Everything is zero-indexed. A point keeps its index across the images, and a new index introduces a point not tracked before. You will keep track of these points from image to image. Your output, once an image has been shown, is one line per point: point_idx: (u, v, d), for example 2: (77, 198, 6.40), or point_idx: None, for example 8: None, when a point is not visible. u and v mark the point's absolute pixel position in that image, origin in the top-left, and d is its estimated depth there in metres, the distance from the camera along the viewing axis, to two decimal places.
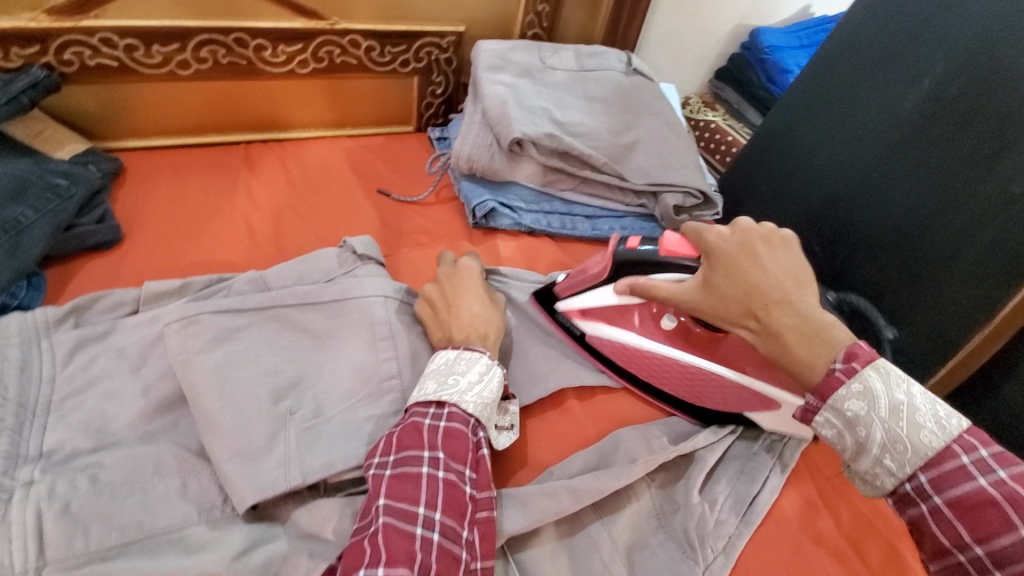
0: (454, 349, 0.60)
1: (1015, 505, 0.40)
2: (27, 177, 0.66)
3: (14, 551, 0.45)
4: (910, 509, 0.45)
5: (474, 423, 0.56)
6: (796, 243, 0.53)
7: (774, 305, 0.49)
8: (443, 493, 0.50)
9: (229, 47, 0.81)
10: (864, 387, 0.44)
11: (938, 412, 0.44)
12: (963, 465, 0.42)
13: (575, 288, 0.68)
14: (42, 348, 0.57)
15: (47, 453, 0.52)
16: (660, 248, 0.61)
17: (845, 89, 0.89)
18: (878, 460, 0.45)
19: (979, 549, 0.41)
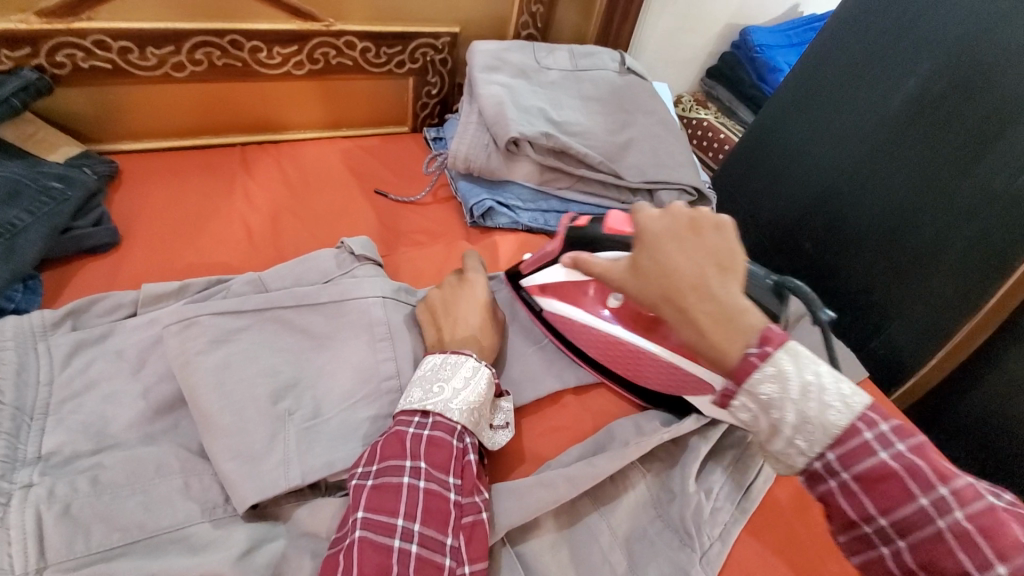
0: (440, 353, 0.58)
1: (913, 475, 0.39)
2: (21, 181, 0.66)
3: (14, 553, 0.44)
4: (818, 485, 0.41)
5: (461, 430, 0.55)
6: (731, 226, 0.48)
7: (693, 284, 0.45)
8: (422, 504, 0.49)
9: (224, 50, 0.80)
10: (777, 370, 0.40)
11: (846, 391, 0.40)
12: (866, 442, 0.39)
13: (537, 263, 0.70)
14: (39, 351, 0.56)
15: (46, 455, 0.51)
16: (606, 228, 0.64)
17: (837, 88, 0.91)
18: (791, 441, 0.40)
19: (883, 520, 0.40)
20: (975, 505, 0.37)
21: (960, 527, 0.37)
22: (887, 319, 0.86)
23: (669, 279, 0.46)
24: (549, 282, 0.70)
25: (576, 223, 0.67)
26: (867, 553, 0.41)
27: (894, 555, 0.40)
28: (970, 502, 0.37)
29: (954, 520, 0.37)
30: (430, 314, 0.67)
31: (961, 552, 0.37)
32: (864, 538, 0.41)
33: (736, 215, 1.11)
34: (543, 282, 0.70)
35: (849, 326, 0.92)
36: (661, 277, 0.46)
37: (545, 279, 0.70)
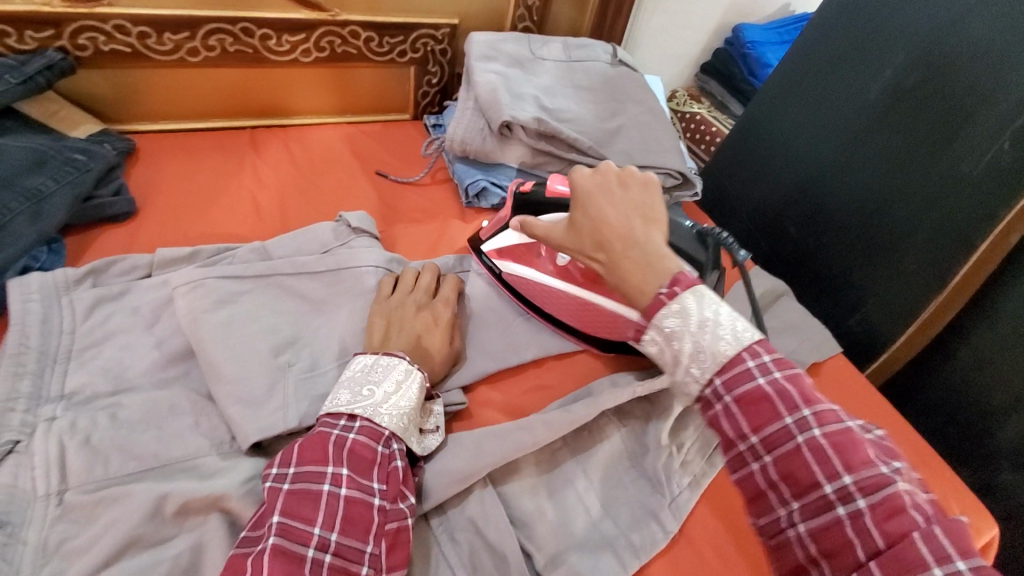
0: (372, 354, 0.58)
1: (783, 399, 0.43)
2: (46, 153, 0.70)
3: (39, 475, 0.49)
4: (709, 409, 0.46)
5: (388, 436, 0.54)
6: (654, 185, 0.57)
7: (616, 236, 0.53)
8: (343, 512, 0.48)
9: (236, 36, 0.85)
10: (681, 307, 0.46)
11: (738, 324, 0.46)
12: (748, 368, 0.44)
13: (493, 231, 0.77)
14: (62, 304, 0.61)
15: (69, 394, 0.56)
16: (548, 190, 0.70)
17: (818, 80, 0.95)
18: (688, 369, 0.46)
19: (755, 438, 0.43)
20: (831, 425, 0.42)
21: (816, 442, 0.41)
22: (863, 298, 0.91)
23: (596, 232, 0.54)
24: (505, 246, 0.76)
25: (524, 189, 0.72)
26: (743, 471, 0.45)
27: (762, 470, 0.44)
28: (828, 423, 0.42)
29: (812, 436, 0.42)
30: (386, 315, 0.66)
31: (815, 465, 0.41)
32: (739, 457, 0.45)
33: (722, 202, 1.16)
34: (499, 247, 0.76)
35: (829, 305, 0.97)
36: (591, 231, 0.55)
37: (502, 245, 0.76)
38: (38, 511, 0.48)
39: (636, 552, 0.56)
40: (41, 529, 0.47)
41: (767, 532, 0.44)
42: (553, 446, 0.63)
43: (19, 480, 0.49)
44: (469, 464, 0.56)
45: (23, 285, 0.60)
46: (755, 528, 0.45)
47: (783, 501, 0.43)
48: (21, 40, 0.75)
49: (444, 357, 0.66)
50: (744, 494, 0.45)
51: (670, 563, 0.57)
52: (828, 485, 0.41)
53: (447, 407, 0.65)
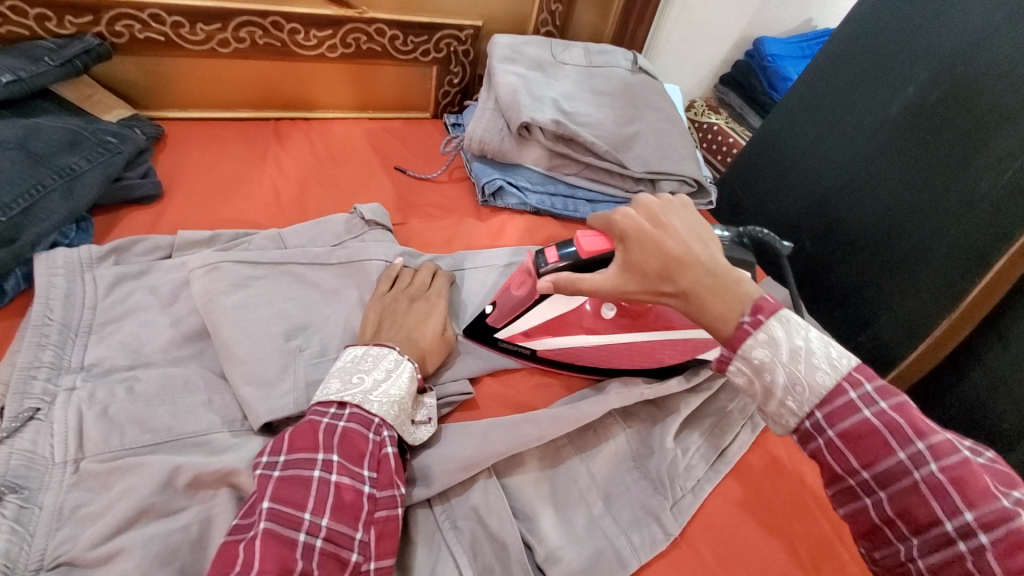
0: (362, 346, 0.60)
1: (894, 432, 0.43)
2: (80, 133, 0.71)
3: (58, 442, 0.51)
4: (808, 443, 0.46)
5: (378, 423, 0.55)
6: (690, 205, 0.56)
7: (684, 266, 0.49)
8: (333, 498, 0.48)
9: (266, 29, 0.87)
10: (769, 335, 0.45)
11: (830, 351, 0.45)
12: (852, 401, 0.44)
13: (509, 320, 0.67)
14: (85, 279, 0.63)
15: (88, 366, 0.58)
16: (580, 253, 0.60)
17: (838, 95, 0.95)
18: (783, 402, 0.46)
19: (866, 473, 0.44)
20: (947, 459, 0.41)
21: (933, 478, 0.41)
22: (878, 313, 0.91)
23: (661, 266, 0.50)
24: (530, 327, 0.68)
25: (548, 258, 0.62)
26: (853, 504, 0.46)
27: (875, 505, 0.44)
28: (944, 456, 0.41)
29: (929, 472, 0.41)
30: (380, 310, 0.67)
31: (932, 501, 0.41)
32: (849, 491, 0.46)
33: (737, 213, 1.16)
34: (526, 330, 0.68)
35: (843, 320, 0.97)
36: (655, 264, 0.51)
37: (529, 325, 0.68)
38: (55, 477, 0.50)
39: (635, 551, 0.56)
40: (57, 494, 0.49)
41: (886, 564, 0.45)
42: (558, 442, 0.64)
43: (37, 446, 0.51)
44: (475, 452, 0.57)
45: (49, 259, 0.62)
46: (872, 559, 0.46)
47: (900, 536, 0.44)
48: (59, 25, 0.78)
49: (438, 350, 0.66)
50: (856, 527, 0.46)
51: (670, 564, 0.58)
52: (948, 522, 0.40)
53: (447, 398, 0.66)
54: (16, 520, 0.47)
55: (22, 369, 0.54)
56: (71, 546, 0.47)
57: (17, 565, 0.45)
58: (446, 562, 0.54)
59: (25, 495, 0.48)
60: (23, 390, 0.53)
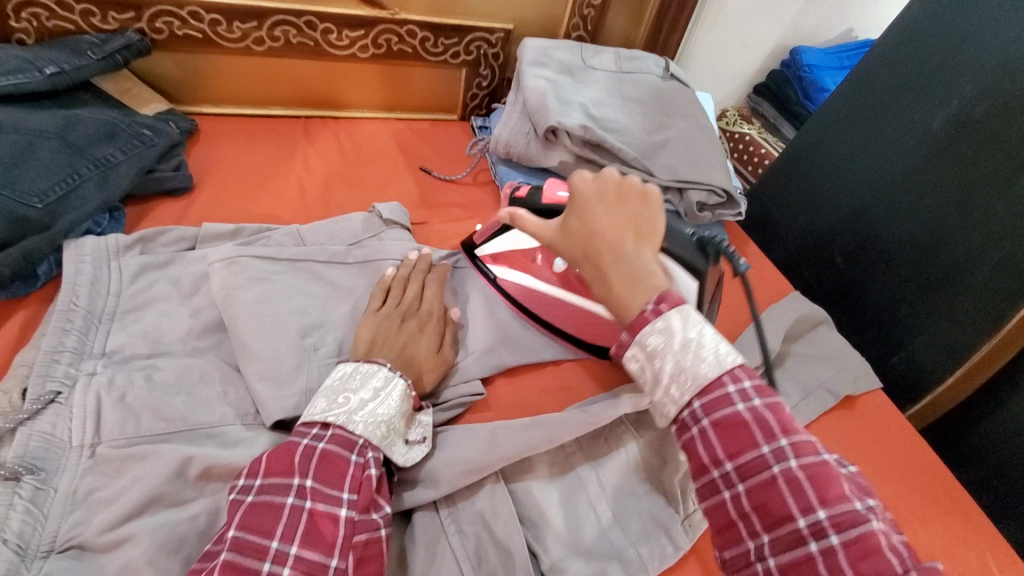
0: (352, 362, 0.58)
1: (760, 426, 0.43)
2: (117, 124, 0.73)
3: (76, 427, 0.52)
4: (684, 433, 0.46)
5: (362, 444, 0.52)
6: (655, 199, 0.56)
7: (608, 246, 0.53)
8: (305, 525, 0.46)
9: (300, 29, 0.88)
10: (665, 325, 0.46)
11: (720, 348, 0.46)
12: (727, 394, 0.44)
13: (486, 235, 0.75)
14: (112, 268, 0.64)
15: (109, 352, 0.59)
16: (543, 196, 0.69)
17: (878, 108, 0.92)
18: (667, 390, 0.46)
19: (730, 465, 0.43)
20: (808, 457, 0.41)
21: (792, 473, 0.41)
22: (910, 335, 0.87)
23: (589, 240, 0.54)
24: (501, 250, 0.75)
25: (518, 194, 0.71)
26: (713, 499, 0.44)
27: (734, 500, 0.43)
28: (804, 454, 0.42)
29: (787, 467, 0.41)
30: (375, 328, 0.63)
31: (789, 496, 0.41)
32: (712, 484, 0.44)
33: (766, 226, 1.13)
34: (495, 250, 0.75)
35: (873, 340, 0.93)
36: (585, 238, 0.54)
37: (498, 248, 0.75)
38: (71, 460, 0.51)
39: (644, 564, 0.57)
40: (72, 477, 0.50)
41: (732, 566, 0.43)
42: (568, 449, 0.63)
43: (56, 429, 0.52)
44: (481, 455, 0.57)
45: (78, 247, 0.64)
46: (719, 561, 0.44)
47: (752, 533, 0.42)
48: (103, 21, 0.80)
49: (435, 367, 0.64)
50: (713, 522, 0.45)
51: None
52: (801, 518, 0.40)
53: (464, 398, 0.66)
54: (33, 500, 0.48)
55: (46, 353, 0.55)
56: (81, 530, 0.48)
57: (29, 546, 0.46)
58: (450, 563, 0.53)
59: (41, 476, 0.49)
60: (46, 373, 0.54)
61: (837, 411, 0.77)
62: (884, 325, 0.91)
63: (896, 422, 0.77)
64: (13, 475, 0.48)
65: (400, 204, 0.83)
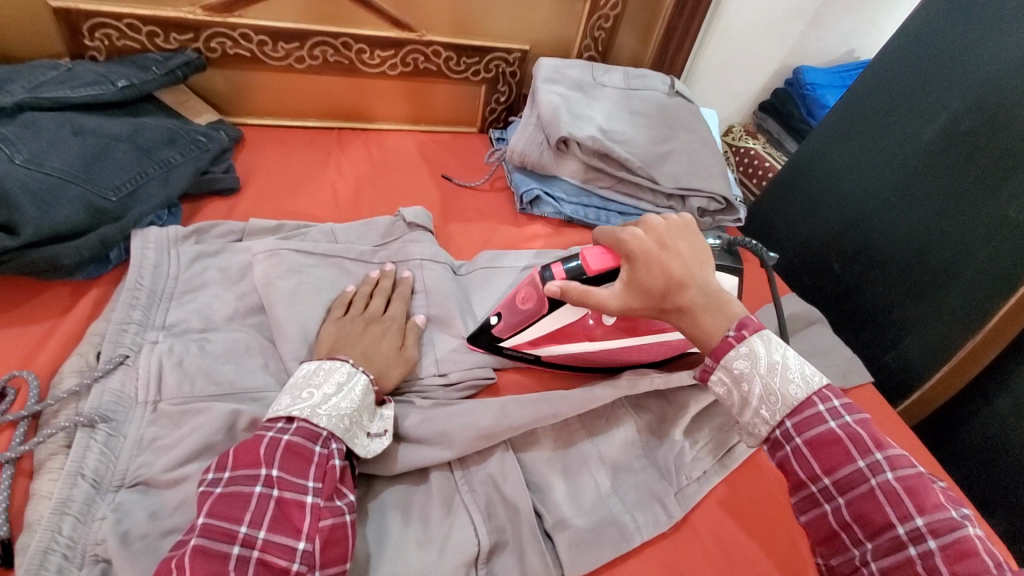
0: (314, 362, 0.62)
1: (854, 442, 0.49)
2: (178, 131, 0.83)
3: (141, 385, 0.60)
4: (779, 450, 0.52)
5: (326, 436, 0.56)
6: (691, 227, 0.62)
7: (686, 288, 0.56)
8: (274, 511, 0.49)
9: (337, 49, 0.98)
10: (749, 350, 0.52)
11: (804, 369, 0.52)
12: (819, 412, 0.50)
13: (516, 329, 0.71)
14: (171, 254, 0.73)
15: (169, 325, 0.67)
16: (586, 269, 0.63)
17: (874, 120, 0.97)
18: (757, 411, 0.53)
19: (827, 480, 0.49)
20: (903, 470, 0.47)
21: (889, 485, 0.47)
22: (903, 334, 0.92)
23: (666, 286, 0.56)
24: (537, 337, 0.72)
25: (556, 274, 0.65)
26: (814, 510, 0.51)
27: (835, 511, 0.49)
28: (900, 467, 0.47)
29: (884, 480, 0.47)
30: (336, 331, 0.68)
31: (887, 506, 0.47)
32: (811, 497, 0.51)
33: (767, 234, 1.18)
34: (531, 339, 0.72)
35: (869, 340, 0.98)
36: (661, 287, 0.56)
37: (533, 334, 0.71)
38: (138, 413, 0.59)
39: (640, 528, 0.62)
40: (139, 427, 0.58)
41: (840, 569, 0.50)
42: (571, 427, 0.69)
43: (125, 387, 0.60)
44: (493, 424, 0.63)
45: (144, 236, 0.72)
46: (826, 565, 0.51)
47: (856, 541, 0.49)
48: (166, 41, 0.90)
49: (399, 363, 0.68)
50: (815, 531, 0.51)
51: (671, 545, 0.63)
52: (900, 526, 0.46)
53: (475, 380, 0.73)
54: (107, 444, 0.56)
55: (117, 324, 0.64)
56: (146, 470, 0.55)
57: (104, 480, 0.54)
58: (463, 519, 0.60)
59: (113, 425, 0.57)
60: (117, 339, 0.63)
61: None
62: (880, 325, 0.96)
63: (886, 416, 0.82)
64: (90, 422, 0.56)
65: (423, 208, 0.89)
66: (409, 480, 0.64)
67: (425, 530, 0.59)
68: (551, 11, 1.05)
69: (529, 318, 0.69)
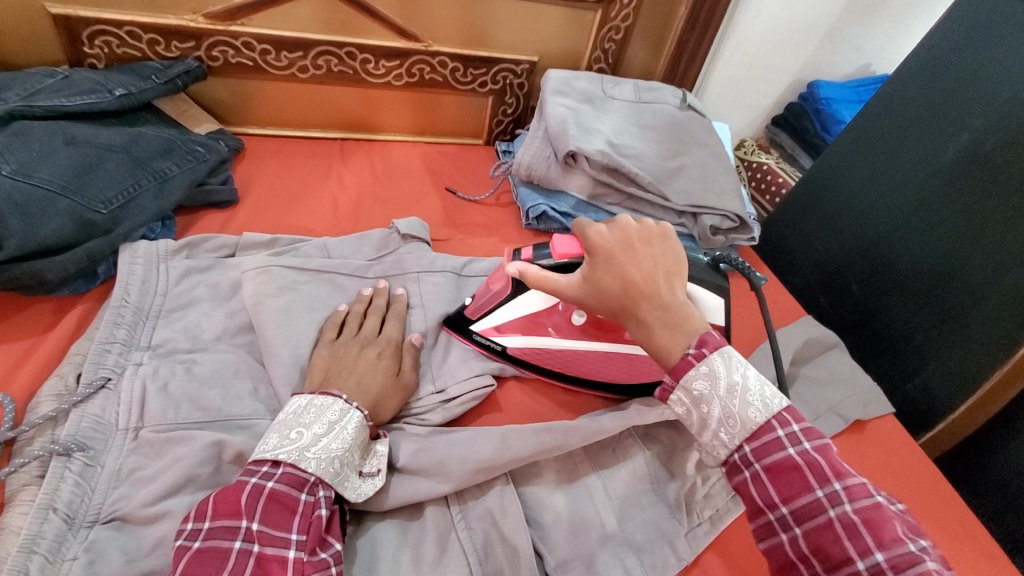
0: (306, 396, 0.58)
1: (812, 470, 0.45)
2: (174, 142, 0.81)
3: (122, 411, 0.57)
4: (737, 474, 0.49)
5: (313, 482, 0.53)
6: (671, 237, 0.60)
7: (639, 294, 0.55)
8: (253, 569, 0.47)
9: (341, 59, 0.96)
10: (709, 370, 0.49)
11: (765, 392, 0.49)
12: (777, 437, 0.47)
13: (485, 309, 0.71)
14: (160, 270, 0.70)
15: (155, 345, 0.64)
16: (553, 254, 0.66)
17: (891, 138, 0.93)
18: (716, 434, 0.50)
19: (785, 508, 0.46)
20: (862, 500, 0.43)
21: (848, 517, 0.43)
22: (926, 361, 0.89)
23: (620, 289, 0.56)
24: (504, 322, 0.71)
25: (524, 256, 0.68)
26: (770, 540, 0.47)
27: (791, 542, 0.46)
28: (859, 498, 0.43)
29: (843, 511, 0.43)
30: (329, 357, 0.65)
31: (846, 540, 0.43)
32: (768, 526, 0.47)
33: (781, 253, 1.15)
34: (498, 323, 0.71)
35: (889, 365, 0.94)
36: (616, 288, 0.57)
37: (500, 319, 0.71)
38: (117, 440, 0.57)
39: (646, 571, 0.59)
40: (117, 456, 0.56)
41: None
42: (576, 458, 0.66)
43: (105, 412, 0.58)
44: (493, 455, 0.60)
45: (133, 250, 0.70)
46: None
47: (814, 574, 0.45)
48: (167, 49, 0.89)
49: (396, 394, 0.65)
50: (773, 563, 0.48)
51: None
52: (860, 561, 0.42)
53: (476, 390, 0.70)
54: (82, 474, 0.53)
55: (100, 343, 0.61)
56: (123, 504, 0.53)
57: (77, 515, 0.52)
58: (459, 558, 0.57)
59: (90, 454, 0.55)
60: (98, 361, 0.60)
61: (846, 435, 0.78)
62: (900, 351, 0.92)
63: (906, 449, 0.78)
64: (66, 451, 0.53)
65: (418, 218, 0.87)
66: (403, 512, 0.61)
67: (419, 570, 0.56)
68: (561, 22, 1.02)
69: (498, 296, 0.70)
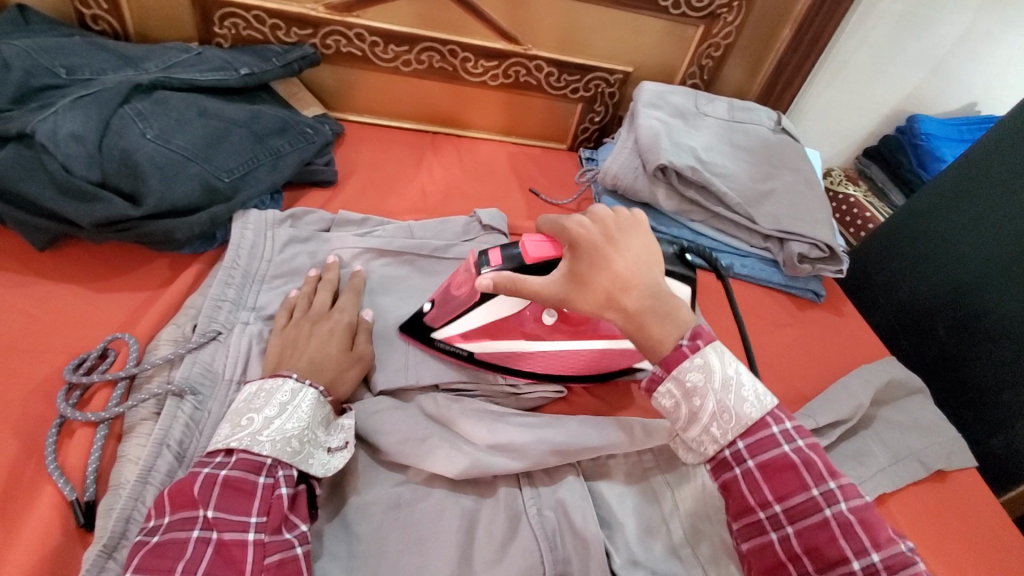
0: (255, 384, 0.57)
1: (807, 468, 0.48)
2: (288, 123, 0.85)
3: (230, 363, 0.62)
4: (725, 470, 0.51)
5: (270, 464, 0.53)
6: (644, 224, 0.59)
7: (630, 285, 0.53)
8: (212, 555, 0.47)
9: (443, 55, 0.99)
10: (703, 361, 0.51)
11: (758, 387, 0.51)
12: (772, 434, 0.50)
13: (447, 317, 0.66)
14: (267, 236, 0.74)
15: (260, 307, 0.69)
16: (524, 257, 0.59)
17: (998, 184, 0.88)
18: (707, 429, 0.51)
19: (778, 506, 0.48)
20: (855, 500, 0.47)
21: (843, 516, 0.46)
22: (1016, 416, 0.84)
23: (610, 284, 0.53)
24: (469, 329, 0.66)
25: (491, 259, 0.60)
26: (758, 538, 0.49)
27: (782, 540, 0.48)
28: (852, 498, 0.47)
29: (838, 509, 0.46)
30: (281, 344, 0.63)
31: (842, 539, 0.45)
32: (757, 524, 0.49)
33: (863, 289, 1.11)
34: (461, 330, 0.67)
35: (975, 419, 0.89)
36: (605, 282, 0.54)
37: (460, 327, 0.66)
38: (222, 390, 0.61)
39: None
40: (221, 404, 0.60)
41: None
42: (646, 463, 0.65)
43: (214, 361, 0.62)
44: (568, 440, 0.61)
45: (244, 218, 0.74)
46: None
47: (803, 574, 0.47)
48: (286, 34, 0.94)
49: (352, 365, 0.64)
50: (757, 563, 0.49)
51: None
52: (856, 561, 0.44)
53: (543, 393, 0.71)
54: (191, 416, 0.58)
55: (213, 300, 0.66)
56: None
57: (188, 452, 0.56)
58: (528, 539, 0.57)
59: (199, 398, 0.59)
60: (212, 315, 0.65)
61: (926, 483, 0.75)
62: (987, 404, 0.87)
63: (988, 507, 0.74)
64: (179, 393, 0.58)
65: (497, 210, 0.89)
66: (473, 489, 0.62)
67: (484, 548, 0.57)
68: (660, 36, 1.03)
69: (460, 305, 0.65)
